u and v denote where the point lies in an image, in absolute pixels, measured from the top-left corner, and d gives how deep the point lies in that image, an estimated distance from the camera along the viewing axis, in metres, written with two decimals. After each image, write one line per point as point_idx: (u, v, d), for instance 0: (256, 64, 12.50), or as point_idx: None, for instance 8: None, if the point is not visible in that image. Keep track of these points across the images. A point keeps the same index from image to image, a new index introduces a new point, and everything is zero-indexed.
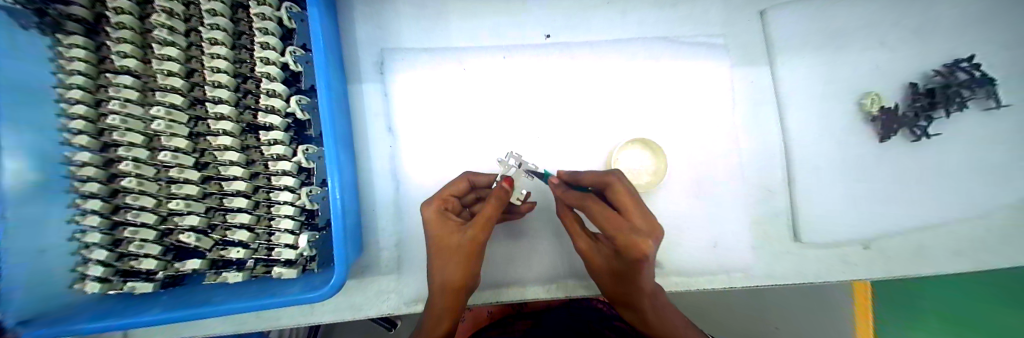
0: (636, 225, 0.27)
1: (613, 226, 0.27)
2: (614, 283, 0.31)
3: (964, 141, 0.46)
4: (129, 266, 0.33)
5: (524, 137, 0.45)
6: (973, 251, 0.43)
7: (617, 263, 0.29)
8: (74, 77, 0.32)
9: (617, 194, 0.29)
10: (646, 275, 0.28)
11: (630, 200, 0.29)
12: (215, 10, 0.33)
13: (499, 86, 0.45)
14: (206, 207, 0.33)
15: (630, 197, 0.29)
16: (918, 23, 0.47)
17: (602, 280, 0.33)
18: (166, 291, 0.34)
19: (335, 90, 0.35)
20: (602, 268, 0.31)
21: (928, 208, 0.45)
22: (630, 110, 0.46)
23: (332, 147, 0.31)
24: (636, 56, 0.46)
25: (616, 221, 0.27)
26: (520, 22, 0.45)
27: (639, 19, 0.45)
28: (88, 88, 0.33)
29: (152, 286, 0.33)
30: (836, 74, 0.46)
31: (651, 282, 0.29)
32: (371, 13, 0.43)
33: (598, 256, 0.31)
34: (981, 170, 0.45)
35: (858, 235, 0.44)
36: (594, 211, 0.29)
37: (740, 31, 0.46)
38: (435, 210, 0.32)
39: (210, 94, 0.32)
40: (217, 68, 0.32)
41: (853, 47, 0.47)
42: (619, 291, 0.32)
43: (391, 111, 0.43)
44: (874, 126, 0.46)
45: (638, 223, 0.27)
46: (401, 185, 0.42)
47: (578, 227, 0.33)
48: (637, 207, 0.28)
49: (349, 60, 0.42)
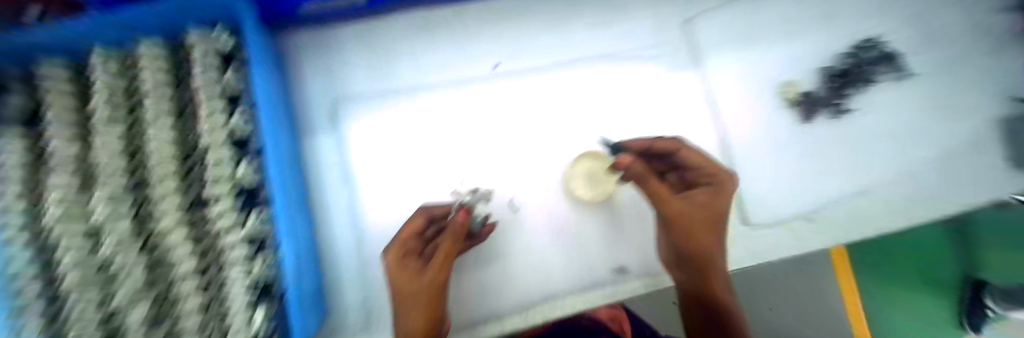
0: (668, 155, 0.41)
1: (701, 164, 0.41)
2: (711, 224, 0.40)
3: (877, 114, 0.51)
4: None
5: (479, 165, 0.47)
6: (895, 210, 0.49)
7: (706, 198, 0.40)
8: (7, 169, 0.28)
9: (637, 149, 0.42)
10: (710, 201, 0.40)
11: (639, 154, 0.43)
12: (156, 86, 0.35)
13: (452, 120, 0.47)
14: (153, 297, 0.31)
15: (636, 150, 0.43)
16: (830, 10, 0.51)
17: (703, 234, 0.40)
18: None
19: (283, 150, 0.37)
20: (703, 216, 0.40)
21: (857, 178, 0.49)
22: (578, 124, 0.49)
23: (281, 210, 0.32)
24: (577, 75, 0.49)
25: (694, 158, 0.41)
26: (464, 58, 0.47)
27: (572, 40, 0.48)
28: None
29: None
30: (763, 67, 0.49)
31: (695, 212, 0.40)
32: (318, 67, 0.45)
33: (687, 212, 0.39)
34: (892, 137, 0.51)
35: (800, 211, 0.48)
36: (695, 156, 0.41)
37: (670, 38, 0.48)
38: (396, 255, 0.34)
39: (152, 171, 0.32)
40: (160, 143, 0.33)
41: (774, 39, 0.50)
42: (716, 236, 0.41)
43: (346, 159, 0.44)
44: (797, 110, 0.50)
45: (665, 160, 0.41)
46: (363, 229, 0.43)
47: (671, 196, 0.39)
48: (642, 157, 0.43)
49: (302, 115, 0.43)
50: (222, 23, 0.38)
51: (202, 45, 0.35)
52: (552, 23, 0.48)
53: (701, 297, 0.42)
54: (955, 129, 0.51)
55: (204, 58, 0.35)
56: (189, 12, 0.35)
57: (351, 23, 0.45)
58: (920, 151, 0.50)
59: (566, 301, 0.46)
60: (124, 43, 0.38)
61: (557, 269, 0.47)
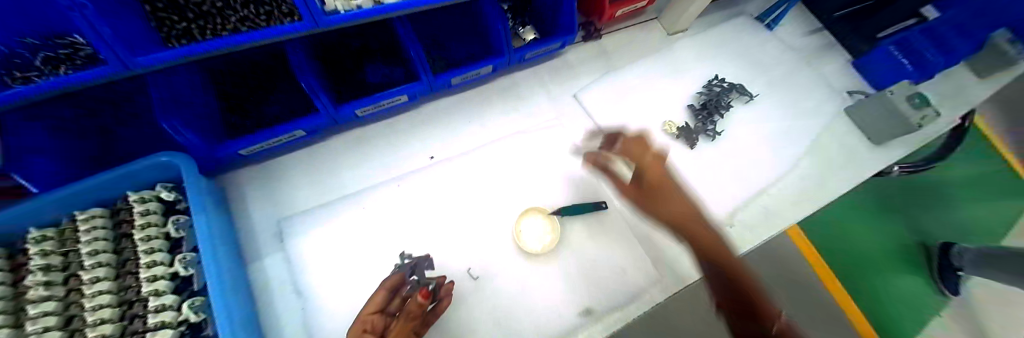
0: (626, 145, 0.44)
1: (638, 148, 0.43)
2: (671, 202, 0.39)
3: (740, 132, 0.65)
4: None
5: (431, 246, 0.50)
6: (789, 200, 0.59)
7: (656, 176, 0.41)
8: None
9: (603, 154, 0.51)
10: (665, 181, 0.41)
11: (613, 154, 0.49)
12: (96, 249, 0.37)
13: (396, 212, 0.51)
14: None
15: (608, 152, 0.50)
16: (676, 65, 0.67)
17: (668, 211, 0.39)
18: None
19: (228, 279, 0.38)
20: (664, 197, 0.40)
21: (748, 182, 0.60)
22: (513, 189, 0.55)
23: (228, 336, 0.34)
24: (501, 148, 0.57)
25: (637, 141, 0.43)
26: (402, 157, 0.55)
27: (490, 126, 0.59)
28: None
29: None
30: (646, 113, 0.62)
31: (672, 191, 0.40)
32: (266, 195, 0.49)
33: (657, 186, 0.41)
34: (760, 145, 0.64)
35: (721, 219, 0.56)
36: (628, 145, 0.44)
37: (565, 107, 0.61)
38: (357, 331, 0.35)
39: (88, 335, 0.32)
40: (100, 304, 0.34)
41: (645, 92, 0.64)
42: (678, 210, 0.39)
43: (295, 273, 0.45)
44: (682, 140, 0.61)
45: (627, 146, 0.44)
46: (319, 337, 0.42)
47: (626, 184, 0.45)
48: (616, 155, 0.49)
49: (249, 242, 0.46)
50: (164, 180, 0.43)
51: (146, 202, 0.39)
52: (469, 116, 0.59)
53: (723, 274, 0.33)
54: (796, 132, 0.66)
55: (146, 214, 0.39)
56: (133, 177, 0.40)
57: (294, 150, 0.52)
58: (782, 151, 0.64)
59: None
60: (59, 217, 0.40)
61: (530, 332, 0.46)
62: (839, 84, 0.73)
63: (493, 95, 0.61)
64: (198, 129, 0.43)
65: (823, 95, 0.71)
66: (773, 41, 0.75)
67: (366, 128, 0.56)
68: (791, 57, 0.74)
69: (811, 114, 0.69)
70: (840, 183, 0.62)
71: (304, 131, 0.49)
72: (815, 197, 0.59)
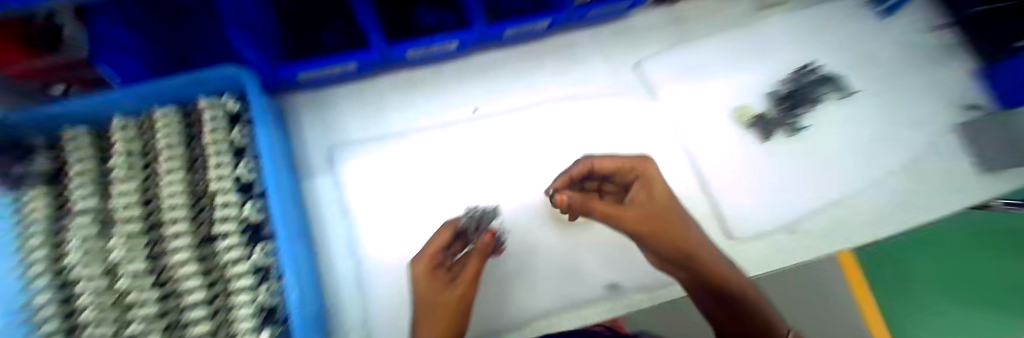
0: (641, 184, 0.43)
1: (642, 222, 0.40)
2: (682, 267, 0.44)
3: (822, 131, 0.57)
4: None
5: (470, 196, 0.50)
6: (860, 220, 0.54)
7: (648, 206, 0.41)
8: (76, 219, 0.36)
9: (639, 191, 0.43)
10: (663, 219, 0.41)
11: (640, 188, 0.43)
12: (172, 143, 0.39)
13: (440, 156, 0.51)
14: (166, 323, 0.36)
15: (608, 162, 0.43)
16: (768, 43, 0.57)
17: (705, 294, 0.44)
18: None
19: (285, 188, 0.40)
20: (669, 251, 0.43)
21: (820, 185, 0.55)
22: (559, 151, 0.52)
23: (284, 242, 0.36)
24: (553, 109, 0.53)
25: (633, 218, 0.40)
26: (448, 101, 0.52)
27: (545, 83, 0.54)
28: (48, 244, 0.36)
29: None
30: (717, 91, 0.55)
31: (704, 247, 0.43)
32: (319, 118, 0.50)
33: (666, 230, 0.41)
34: (844, 150, 0.57)
35: (774, 224, 0.54)
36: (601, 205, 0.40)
37: (626, 77, 0.54)
38: (426, 267, 0.38)
39: (167, 217, 0.36)
40: (175, 191, 0.37)
41: (720, 70, 0.55)
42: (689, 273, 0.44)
43: (343, 197, 0.47)
44: (754, 131, 0.54)
45: (639, 196, 0.42)
46: (362, 260, 0.45)
47: (607, 207, 0.40)
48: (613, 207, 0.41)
49: (303, 161, 0.48)
50: (231, 90, 0.43)
51: (214, 108, 0.40)
52: (521, 72, 0.54)
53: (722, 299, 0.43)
54: (893, 139, 0.57)
55: (214, 119, 0.40)
56: (204, 84, 0.40)
57: (345, 81, 0.51)
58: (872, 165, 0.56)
59: (569, 320, 0.48)
60: (141, 110, 0.42)
61: (545, 300, 0.48)
62: (978, 89, 0.58)
63: (546, 50, 0.54)
64: (259, 45, 0.43)
65: (948, 100, 0.58)
66: (903, 24, 0.60)
67: (414, 72, 0.52)
68: (919, 53, 0.60)
69: (920, 124, 0.58)
70: (926, 208, 0.54)
71: (354, 65, 0.47)
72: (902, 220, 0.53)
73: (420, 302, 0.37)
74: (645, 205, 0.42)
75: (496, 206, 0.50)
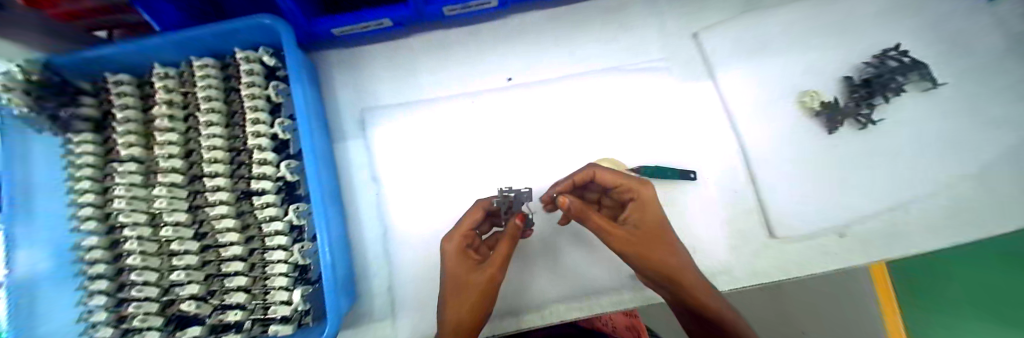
0: (639, 201, 0.39)
1: (630, 246, 0.36)
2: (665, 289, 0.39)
3: (904, 123, 0.49)
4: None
5: (499, 169, 0.48)
6: (947, 228, 0.45)
7: (638, 232, 0.37)
8: (126, 165, 0.37)
9: (633, 209, 0.38)
10: (653, 241, 0.37)
11: (636, 208, 0.38)
12: (210, 96, 0.38)
13: (472, 127, 0.49)
14: (206, 274, 0.37)
15: (608, 174, 0.39)
16: (843, 24, 0.52)
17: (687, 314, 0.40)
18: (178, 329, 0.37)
19: (319, 149, 0.40)
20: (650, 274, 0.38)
21: (898, 185, 0.47)
22: (597, 129, 0.49)
23: (317, 202, 0.35)
24: (593, 84, 0.50)
25: (619, 238, 0.36)
26: (483, 69, 0.50)
27: (588, 54, 0.50)
28: (96, 190, 0.38)
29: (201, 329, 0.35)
30: (779, 72, 0.50)
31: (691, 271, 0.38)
32: (352, 79, 0.49)
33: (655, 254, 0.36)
34: (933, 147, 0.48)
35: (831, 224, 0.47)
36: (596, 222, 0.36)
37: (678, 52, 0.50)
38: (457, 246, 0.36)
39: (206, 170, 0.36)
40: (214, 146, 0.37)
41: (784, 50, 0.51)
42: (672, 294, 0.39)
43: (373, 163, 0.47)
44: (819, 120, 0.49)
45: (634, 216, 0.38)
46: (388, 228, 0.45)
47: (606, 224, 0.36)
48: (608, 223, 0.36)
49: (335, 123, 0.47)
50: (266, 44, 0.42)
51: (251, 63, 0.39)
52: (563, 40, 0.50)
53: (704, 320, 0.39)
54: (997, 140, 0.47)
55: (251, 74, 0.39)
56: (237, 35, 0.39)
57: (380, 43, 0.49)
58: (970, 165, 0.47)
59: (589, 307, 0.45)
60: (179, 60, 0.42)
61: (577, 281, 0.46)
62: None
63: (593, 18, 0.50)
64: None
65: None
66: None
67: (450, 33, 0.50)
68: None
69: None
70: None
71: (390, 22, 0.45)
72: (993, 232, 0.45)
73: (450, 280, 0.36)
74: (638, 224, 0.38)
75: (531, 191, 0.42)
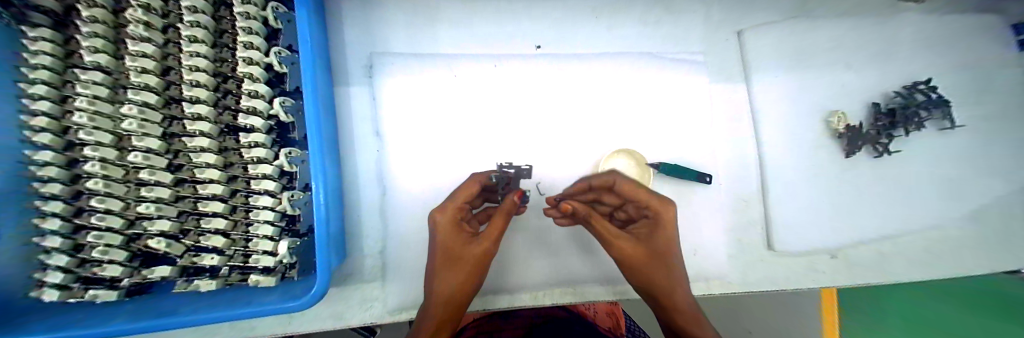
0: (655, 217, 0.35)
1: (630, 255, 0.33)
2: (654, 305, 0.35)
3: (919, 157, 0.49)
4: (142, 278, 0.33)
5: (511, 142, 0.45)
6: (932, 263, 0.47)
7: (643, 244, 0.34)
8: (91, 75, 0.32)
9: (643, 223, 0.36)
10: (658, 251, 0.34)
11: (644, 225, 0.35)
12: (195, 6, 0.32)
13: (489, 93, 0.45)
14: (178, 211, 0.33)
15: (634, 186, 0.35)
16: (885, 47, 0.50)
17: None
18: (145, 266, 0.34)
19: (321, 91, 0.35)
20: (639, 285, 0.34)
21: (897, 217, 0.48)
22: (619, 118, 0.46)
23: (315, 150, 0.31)
24: (624, 69, 0.46)
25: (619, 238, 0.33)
26: (511, 32, 0.45)
27: (625, 34, 0.46)
28: (53, 99, 0.32)
29: (170, 270, 0.32)
30: (812, 86, 0.49)
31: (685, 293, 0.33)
32: (362, 18, 0.43)
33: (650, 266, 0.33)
34: (937, 184, 0.49)
35: (826, 245, 0.47)
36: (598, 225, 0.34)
37: (718, 48, 0.47)
38: (451, 218, 0.32)
39: (187, 94, 0.32)
40: (196, 67, 0.32)
41: (819, 63, 0.49)
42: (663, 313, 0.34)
43: (378, 116, 0.43)
44: (839, 142, 0.48)
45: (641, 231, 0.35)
46: (387, 188, 0.42)
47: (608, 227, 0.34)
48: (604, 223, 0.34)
49: (339, 65, 0.42)
50: None
51: None
52: (601, 13, 0.46)
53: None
54: (993, 186, 0.48)
55: None
56: None
57: None
58: (968, 207, 0.48)
59: (584, 293, 0.44)
60: None
61: (574, 266, 0.45)
62: None
63: None
64: None
65: None
66: None
67: None
68: None
69: None
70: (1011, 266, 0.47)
71: None
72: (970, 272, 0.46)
73: (441, 255, 0.32)
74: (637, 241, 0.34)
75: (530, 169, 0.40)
